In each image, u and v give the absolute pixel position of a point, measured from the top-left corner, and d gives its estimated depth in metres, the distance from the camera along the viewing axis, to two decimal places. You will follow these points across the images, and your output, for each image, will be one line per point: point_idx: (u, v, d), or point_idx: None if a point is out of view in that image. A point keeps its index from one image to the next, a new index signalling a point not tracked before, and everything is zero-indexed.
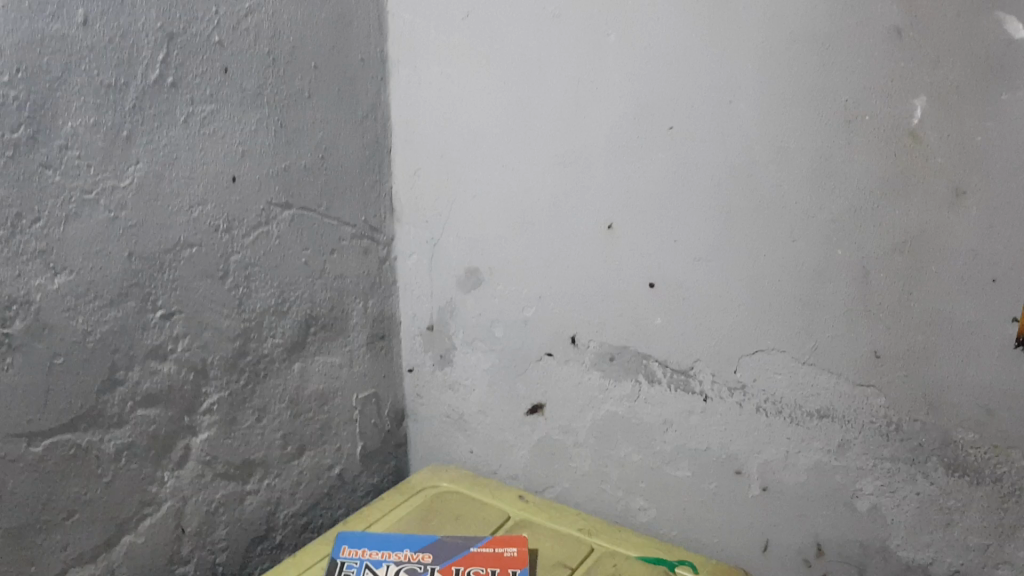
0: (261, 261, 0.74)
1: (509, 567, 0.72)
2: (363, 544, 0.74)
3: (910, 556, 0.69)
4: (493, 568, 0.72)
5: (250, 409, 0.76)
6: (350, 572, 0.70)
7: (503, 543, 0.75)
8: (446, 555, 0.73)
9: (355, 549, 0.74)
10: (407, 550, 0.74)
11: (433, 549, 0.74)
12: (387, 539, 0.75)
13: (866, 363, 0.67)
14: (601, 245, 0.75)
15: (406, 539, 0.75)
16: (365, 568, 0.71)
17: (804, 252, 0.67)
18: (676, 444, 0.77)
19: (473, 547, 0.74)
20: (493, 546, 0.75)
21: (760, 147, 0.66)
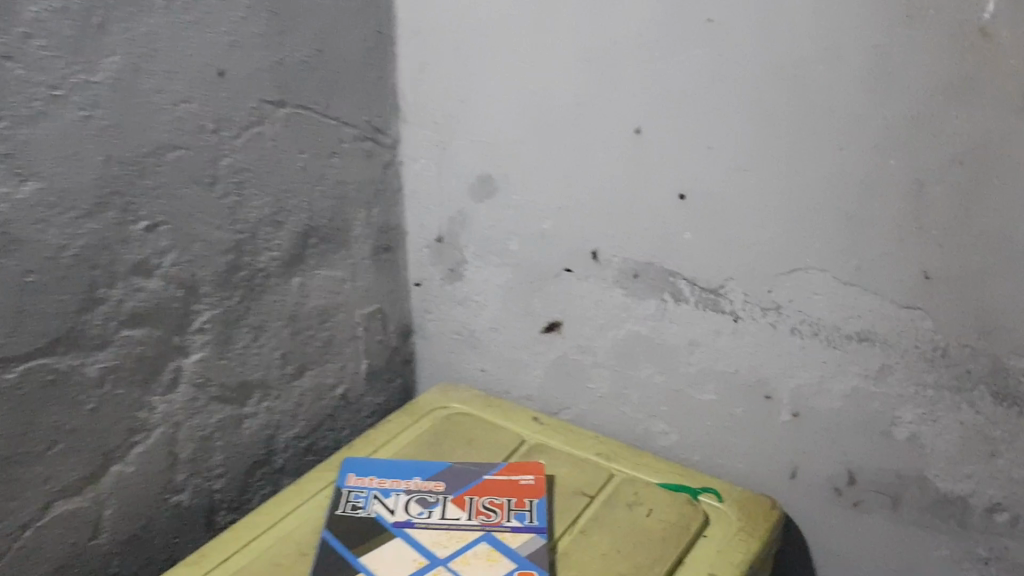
0: (254, 166, 0.68)
1: (525, 496, 0.68)
2: (371, 471, 0.71)
3: (950, 487, 0.63)
4: (509, 497, 0.68)
5: (245, 327, 0.71)
6: (358, 502, 0.67)
7: (518, 470, 0.71)
8: (460, 482, 0.69)
9: (363, 476, 0.70)
10: (417, 477, 0.70)
11: (445, 476, 0.70)
12: (396, 465, 0.71)
13: (915, 285, 0.60)
14: (628, 153, 0.68)
15: (417, 465, 0.71)
16: (374, 498, 0.67)
17: (851, 161, 0.59)
18: (702, 365, 0.71)
19: (488, 474, 0.70)
20: (509, 472, 0.71)
21: (809, 44, 0.58)
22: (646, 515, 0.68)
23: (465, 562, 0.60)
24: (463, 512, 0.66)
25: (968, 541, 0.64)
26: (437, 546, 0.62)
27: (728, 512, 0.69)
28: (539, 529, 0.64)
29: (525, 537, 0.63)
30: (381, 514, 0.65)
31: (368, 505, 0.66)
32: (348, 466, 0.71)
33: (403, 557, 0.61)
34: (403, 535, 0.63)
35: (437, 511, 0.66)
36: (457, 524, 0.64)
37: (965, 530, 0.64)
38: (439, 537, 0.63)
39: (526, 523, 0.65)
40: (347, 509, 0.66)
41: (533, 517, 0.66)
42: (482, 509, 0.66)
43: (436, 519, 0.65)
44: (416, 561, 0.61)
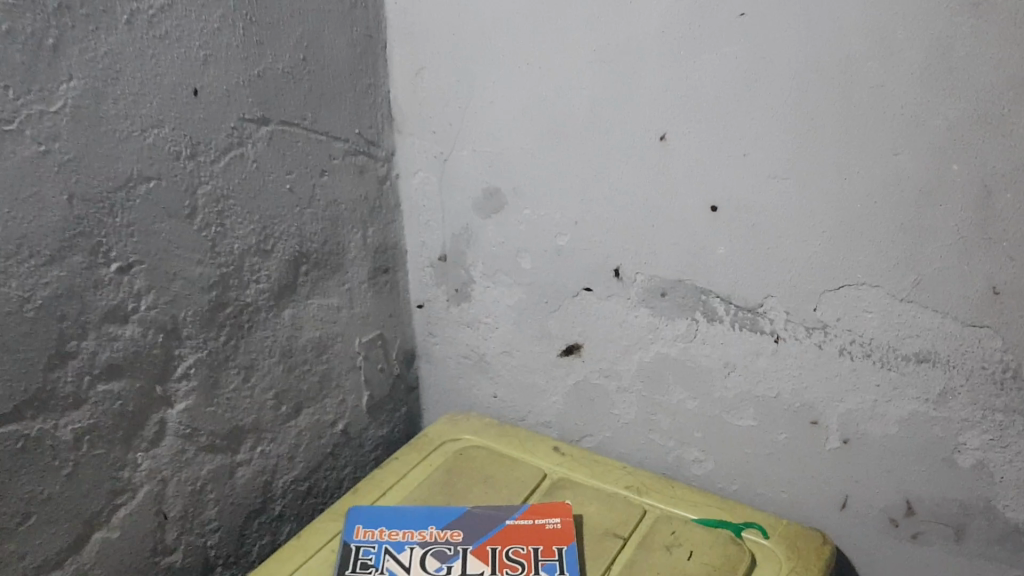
0: (236, 192, 0.61)
1: (552, 543, 0.62)
2: (380, 523, 0.64)
3: (1021, 518, 0.57)
4: (535, 546, 0.61)
5: (233, 367, 0.64)
6: (368, 559, 0.60)
7: (542, 514, 0.65)
8: (479, 532, 0.63)
9: (372, 529, 0.63)
10: (432, 527, 0.64)
11: (463, 525, 0.64)
12: (408, 515, 0.65)
13: (981, 301, 0.54)
14: (653, 161, 0.62)
15: (430, 514, 0.65)
16: (385, 554, 0.61)
17: (907, 166, 0.53)
18: (739, 389, 0.66)
19: (509, 520, 0.64)
20: (532, 517, 0.64)
21: (857, 37, 0.52)
22: (687, 559, 0.62)
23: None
24: (486, 565, 0.59)
25: None
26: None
27: (775, 550, 0.63)
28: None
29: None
30: (394, 572, 0.59)
31: (379, 563, 0.60)
32: (355, 518, 0.65)
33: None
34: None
35: (457, 565, 0.60)
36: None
37: None
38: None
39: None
40: (356, 568, 0.59)
41: (564, 568, 0.59)
42: (506, 561, 0.60)
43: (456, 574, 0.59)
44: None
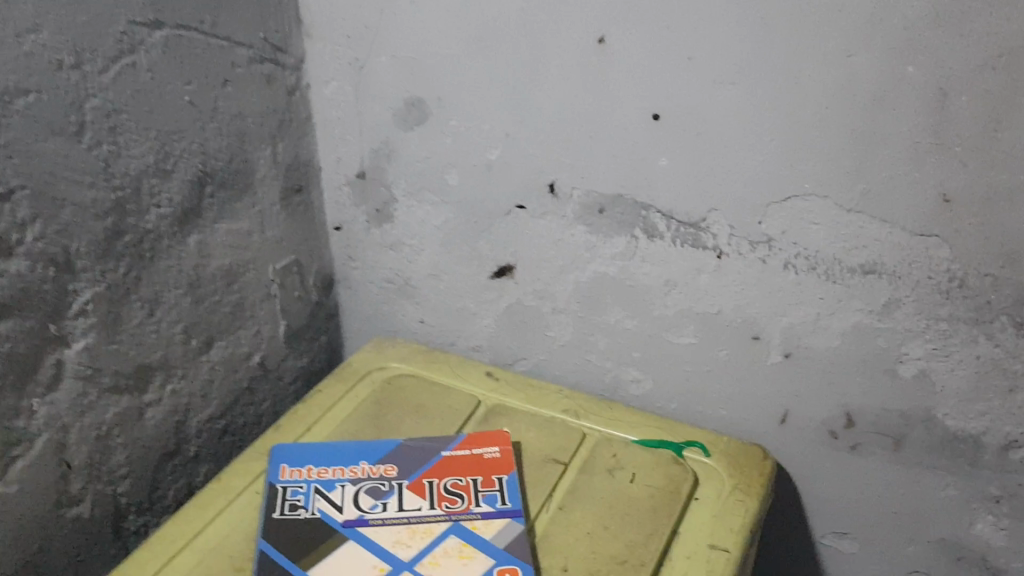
0: (129, 105, 0.54)
1: (492, 474, 0.59)
2: (307, 461, 0.60)
3: (960, 425, 0.58)
4: (474, 477, 0.58)
5: (136, 301, 0.58)
6: (298, 501, 0.56)
7: (479, 443, 0.62)
8: (414, 466, 0.60)
9: (298, 468, 0.59)
10: (363, 463, 0.60)
11: (396, 459, 0.60)
12: (336, 451, 0.61)
13: (931, 211, 0.52)
14: (590, 68, 0.58)
15: (361, 449, 0.61)
16: (316, 494, 0.57)
17: (862, 70, 0.50)
18: (680, 307, 0.64)
19: (445, 452, 0.61)
20: (468, 447, 0.61)
21: None
22: (630, 482, 0.60)
23: (435, 564, 0.51)
24: (424, 501, 0.56)
25: (978, 480, 0.59)
26: (398, 546, 0.53)
27: (716, 468, 0.62)
28: (514, 512, 0.55)
29: (499, 523, 0.54)
30: (326, 513, 0.55)
31: (309, 504, 0.56)
32: (279, 456, 0.60)
33: (360, 564, 0.51)
34: (356, 536, 0.53)
35: (392, 502, 0.56)
36: (418, 517, 0.55)
37: (976, 469, 0.59)
38: (399, 535, 0.53)
39: (498, 507, 0.56)
40: (285, 510, 0.55)
41: (505, 499, 0.57)
42: (444, 496, 0.57)
43: (392, 512, 0.56)
44: (377, 568, 0.51)
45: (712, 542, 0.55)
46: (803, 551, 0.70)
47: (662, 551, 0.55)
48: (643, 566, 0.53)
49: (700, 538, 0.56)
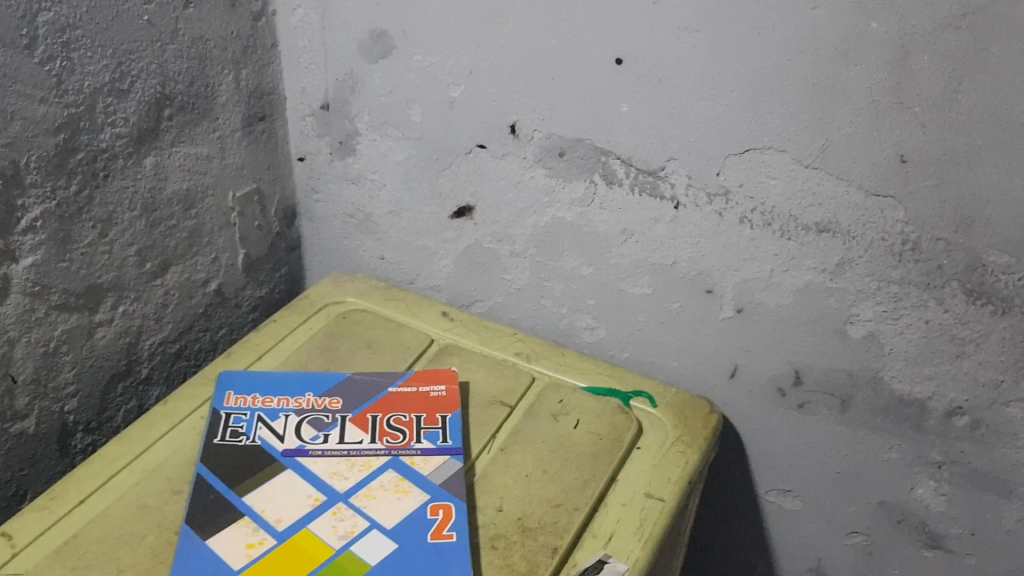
0: (85, 21, 0.53)
1: (436, 412, 0.59)
2: (253, 389, 0.60)
3: (906, 390, 0.58)
4: (418, 415, 0.59)
5: (89, 221, 0.57)
6: (240, 428, 0.56)
7: (427, 381, 0.62)
8: (359, 400, 0.60)
9: (243, 396, 0.59)
10: (309, 394, 0.60)
11: (342, 392, 0.60)
12: (283, 381, 0.61)
13: (888, 170, 0.52)
14: (556, 5, 0.57)
15: (308, 380, 0.61)
16: (259, 422, 0.57)
17: (825, 23, 0.49)
18: (635, 256, 0.64)
19: (392, 389, 0.61)
20: (416, 385, 0.61)
21: None
22: (573, 428, 0.60)
23: (369, 497, 0.51)
24: (365, 435, 0.57)
25: (921, 445, 0.59)
26: (335, 478, 0.53)
27: (661, 419, 0.62)
28: (454, 451, 0.56)
29: (438, 460, 0.55)
30: (267, 441, 0.55)
31: (251, 432, 0.56)
32: (225, 382, 0.60)
33: (295, 493, 0.51)
34: (294, 466, 0.54)
35: (334, 435, 0.56)
36: (358, 450, 0.55)
37: (920, 434, 0.59)
38: (337, 467, 0.54)
39: (439, 445, 0.56)
40: (226, 436, 0.55)
41: (447, 436, 0.57)
42: (386, 431, 0.57)
43: (333, 444, 0.56)
44: (312, 498, 0.51)
45: (649, 491, 0.55)
46: (747, 505, 0.71)
47: (598, 496, 0.55)
48: (577, 510, 0.54)
49: (637, 486, 0.56)
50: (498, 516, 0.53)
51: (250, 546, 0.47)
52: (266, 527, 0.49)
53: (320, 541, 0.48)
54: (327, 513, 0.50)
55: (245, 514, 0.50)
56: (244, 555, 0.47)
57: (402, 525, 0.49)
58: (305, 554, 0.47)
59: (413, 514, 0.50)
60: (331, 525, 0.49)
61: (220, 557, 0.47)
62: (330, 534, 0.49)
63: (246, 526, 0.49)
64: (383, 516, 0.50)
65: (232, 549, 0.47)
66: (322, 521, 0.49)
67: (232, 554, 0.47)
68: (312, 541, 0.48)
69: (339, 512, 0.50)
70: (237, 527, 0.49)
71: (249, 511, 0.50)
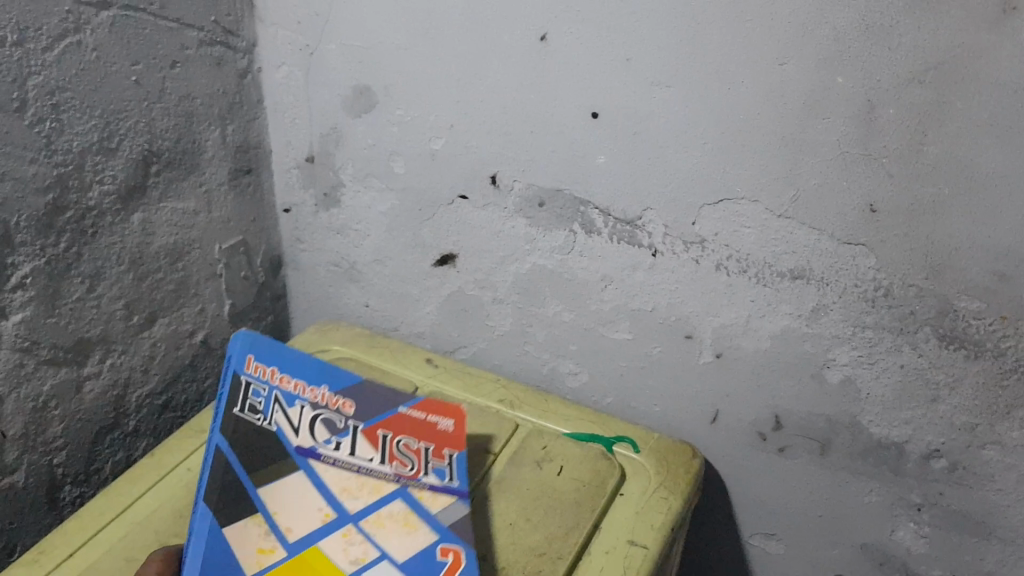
0: (74, 83, 0.54)
1: (443, 448, 0.57)
2: (274, 363, 0.57)
3: (884, 433, 0.58)
4: (427, 445, 0.57)
5: (77, 277, 0.58)
6: (258, 404, 0.54)
7: (436, 411, 0.59)
8: (371, 411, 0.57)
9: (263, 366, 0.56)
10: (324, 389, 0.57)
11: (353, 397, 0.58)
12: (298, 360, 0.58)
13: (859, 220, 0.53)
14: (533, 61, 0.58)
15: (324, 372, 0.58)
16: (276, 404, 0.55)
17: (793, 78, 0.51)
18: (615, 303, 0.65)
19: (403, 408, 0.59)
20: (424, 411, 0.59)
21: None
22: (556, 474, 0.61)
23: (380, 525, 0.50)
24: (375, 454, 0.55)
25: (900, 488, 0.60)
26: (346, 496, 0.51)
27: (644, 464, 0.63)
28: (460, 492, 0.53)
29: (446, 500, 0.53)
30: (282, 429, 0.53)
31: (269, 415, 0.54)
32: (244, 339, 0.57)
33: (307, 505, 0.50)
34: (307, 474, 0.52)
35: (344, 445, 0.55)
36: (369, 470, 0.54)
37: (899, 477, 0.59)
38: (349, 482, 0.52)
39: (444, 483, 0.54)
40: (243, 409, 0.53)
41: (452, 475, 0.55)
42: (393, 455, 0.55)
43: (344, 455, 0.54)
44: (323, 513, 0.50)
45: (632, 538, 0.56)
46: (730, 547, 0.71)
47: (582, 544, 0.55)
48: (561, 559, 0.54)
49: (621, 533, 0.56)
50: (482, 566, 0.53)
51: (261, 553, 0.46)
52: (277, 535, 0.47)
53: (330, 563, 0.47)
54: (338, 534, 0.49)
55: (258, 513, 0.48)
56: (253, 563, 0.45)
57: (414, 560, 0.48)
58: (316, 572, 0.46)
59: (426, 551, 0.48)
60: (342, 548, 0.48)
61: (232, 556, 0.45)
62: (340, 557, 0.47)
63: (258, 527, 0.47)
64: (395, 548, 0.48)
65: (245, 551, 0.46)
66: (333, 541, 0.48)
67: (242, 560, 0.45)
68: (323, 561, 0.47)
69: (351, 534, 0.49)
70: (250, 525, 0.47)
71: (263, 509, 0.48)
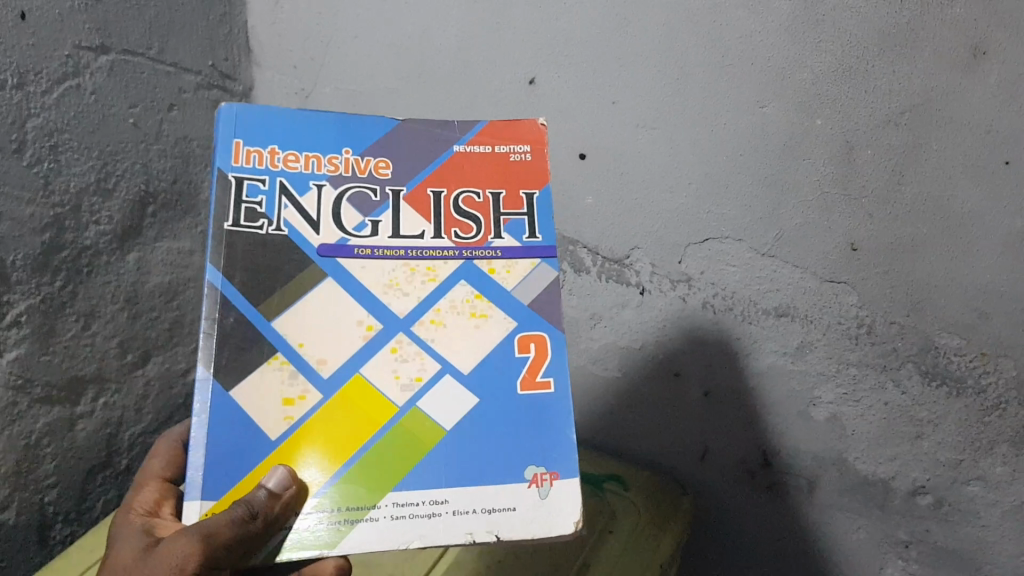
0: (72, 125, 0.55)
1: (517, 189, 0.44)
2: (272, 139, 0.42)
3: (870, 470, 0.59)
4: (498, 192, 0.44)
5: (71, 315, 0.59)
6: (261, 204, 0.41)
7: (506, 137, 0.45)
8: (416, 162, 0.44)
9: (258, 149, 0.41)
10: (346, 152, 0.43)
11: (392, 152, 0.44)
12: (315, 129, 0.43)
13: (840, 258, 0.54)
14: (521, 104, 0.61)
15: (344, 129, 0.43)
16: (286, 197, 0.41)
17: (773, 121, 0.52)
18: (604, 340, 0.67)
19: (459, 145, 0.45)
20: (489, 143, 0.45)
21: None
22: None
23: (439, 323, 0.41)
24: (427, 224, 0.42)
25: (888, 525, 0.60)
26: (391, 294, 0.41)
27: (634, 501, 0.63)
28: (546, 252, 0.43)
29: (525, 268, 0.43)
30: (296, 228, 0.41)
31: (273, 212, 0.41)
32: (232, 109, 0.42)
33: (339, 323, 0.40)
34: (337, 282, 0.40)
35: (384, 223, 0.42)
36: (418, 251, 0.42)
37: (886, 514, 0.60)
38: (394, 275, 0.41)
39: (526, 241, 0.43)
40: (244, 214, 0.40)
41: (535, 229, 0.44)
42: (457, 222, 0.43)
43: (383, 241, 0.42)
44: (363, 327, 0.40)
45: None
46: None
47: None
48: None
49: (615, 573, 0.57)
50: None
51: (289, 404, 0.38)
52: (308, 372, 0.39)
53: (377, 395, 0.39)
54: (385, 351, 0.40)
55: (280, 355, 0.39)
56: (279, 423, 0.38)
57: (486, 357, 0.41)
58: (361, 417, 0.39)
59: (496, 350, 0.41)
60: (390, 367, 0.40)
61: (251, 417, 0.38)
62: (389, 381, 0.40)
63: (282, 368, 0.39)
64: (455, 349, 0.41)
65: (269, 407, 0.38)
66: (378, 364, 0.40)
67: (263, 420, 0.38)
68: (367, 395, 0.39)
69: (400, 349, 0.40)
70: (270, 370, 0.38)
71: (284, 346, 0.39)
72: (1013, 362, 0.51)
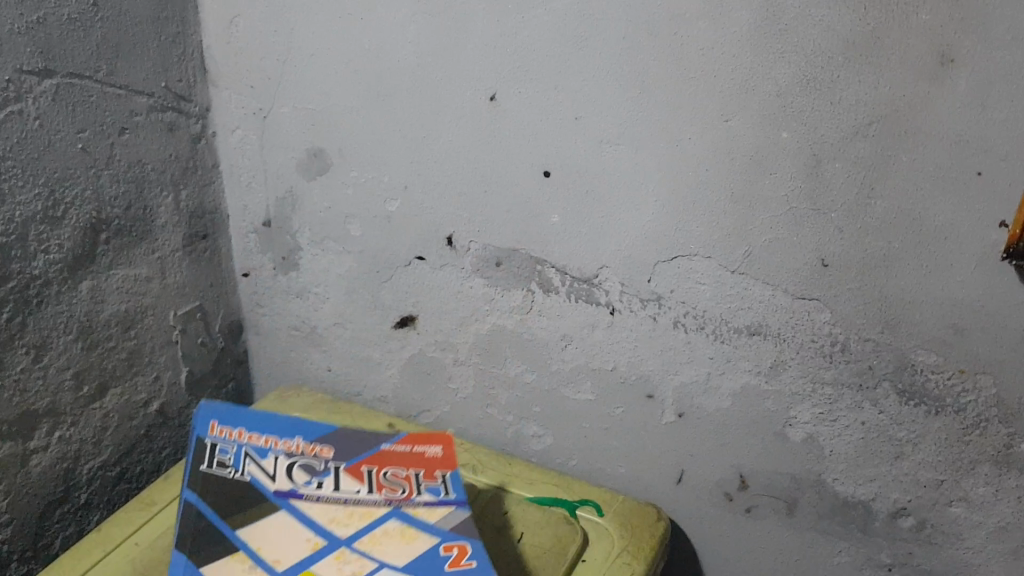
0: (15, 152, 0.53)
1: (433, 470, 0.54)
2: (240, 424, 0.55)
3: (849, 491, 0.57)
4: (415, 471, 0.53)
5: (21, 347, 0.57)
6: (227, 460, 0.52)
7: (421, 442, 0.56)
8: (351, 451, 0.55)
9: (228, 429, 0.55)
10: (298, 439, 0.55)
11: (335, 444, 0.56)
12: (274, 420, 0.56)
13: (811, 275, 0.52)
14: (482, 122, 0.59)
15: (299, 426, 0.56)
16: (247, 458, 0.53)
17: (738, 134, 0.50)
18: (576, 361, 0.64)
19: (386, 444, 0.56)
20: (410, 444, 0.56)
21: (655, 2, 0.50)
22: (521, 541, 0.59)
23: (410, 529, 0.48)
24: (359, 488, 0.52)
25: (870, 548, 0.58)
26: (333, 526, 0.48)
27: (609, 527, 0.61)
28: (457, 502, 0.51)
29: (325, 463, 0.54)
30: (257, 479, 0.51)
31: (240, 466, 0.52)
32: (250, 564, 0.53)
33: (293, 538, 0.47)
34: (290, 512, 0.49)
35: (327, 481, 0.52)
36: (355, 500, 0.50)
37: (867, 537, 0.58)
38: (336, 514, 0.49)
39: (442, 498, 0.51)
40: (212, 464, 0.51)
41: (449, 489, 0.52)
42: (371, 484, 0.52)
43: (328, 492, 0.51)
44: (311, 542, 0.47)
45: None
46: None
47: None
48: None
49: None
50: None
51: None
52: (264, 566, 0.45)
53: None
54: (329, 558, 0.46)
55: (240, 552, 0.45)
56: None
57: (473, 543, 0.47)
58: None
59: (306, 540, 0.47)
60: (335, 568, 0.45)
61: None
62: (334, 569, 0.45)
63: (241, 562, 0.45)
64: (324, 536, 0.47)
65: None
66: (326, 563, 0.45)
67: None
68: None
69: (342, 557, 0.46)
70: (230, 563, 0.44)
71: (245, 548, 0.46)
72: (992, 378, 0.49)
